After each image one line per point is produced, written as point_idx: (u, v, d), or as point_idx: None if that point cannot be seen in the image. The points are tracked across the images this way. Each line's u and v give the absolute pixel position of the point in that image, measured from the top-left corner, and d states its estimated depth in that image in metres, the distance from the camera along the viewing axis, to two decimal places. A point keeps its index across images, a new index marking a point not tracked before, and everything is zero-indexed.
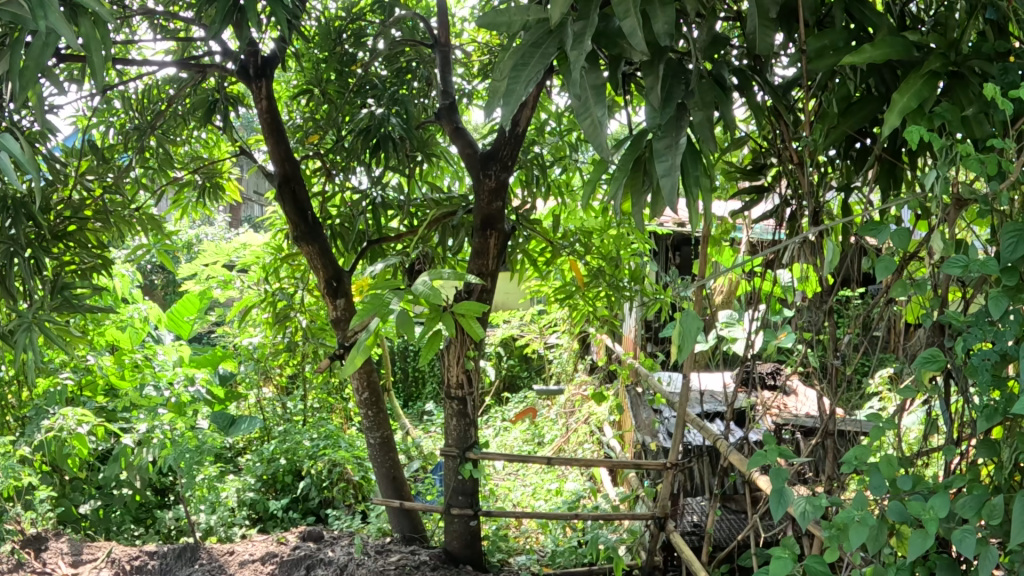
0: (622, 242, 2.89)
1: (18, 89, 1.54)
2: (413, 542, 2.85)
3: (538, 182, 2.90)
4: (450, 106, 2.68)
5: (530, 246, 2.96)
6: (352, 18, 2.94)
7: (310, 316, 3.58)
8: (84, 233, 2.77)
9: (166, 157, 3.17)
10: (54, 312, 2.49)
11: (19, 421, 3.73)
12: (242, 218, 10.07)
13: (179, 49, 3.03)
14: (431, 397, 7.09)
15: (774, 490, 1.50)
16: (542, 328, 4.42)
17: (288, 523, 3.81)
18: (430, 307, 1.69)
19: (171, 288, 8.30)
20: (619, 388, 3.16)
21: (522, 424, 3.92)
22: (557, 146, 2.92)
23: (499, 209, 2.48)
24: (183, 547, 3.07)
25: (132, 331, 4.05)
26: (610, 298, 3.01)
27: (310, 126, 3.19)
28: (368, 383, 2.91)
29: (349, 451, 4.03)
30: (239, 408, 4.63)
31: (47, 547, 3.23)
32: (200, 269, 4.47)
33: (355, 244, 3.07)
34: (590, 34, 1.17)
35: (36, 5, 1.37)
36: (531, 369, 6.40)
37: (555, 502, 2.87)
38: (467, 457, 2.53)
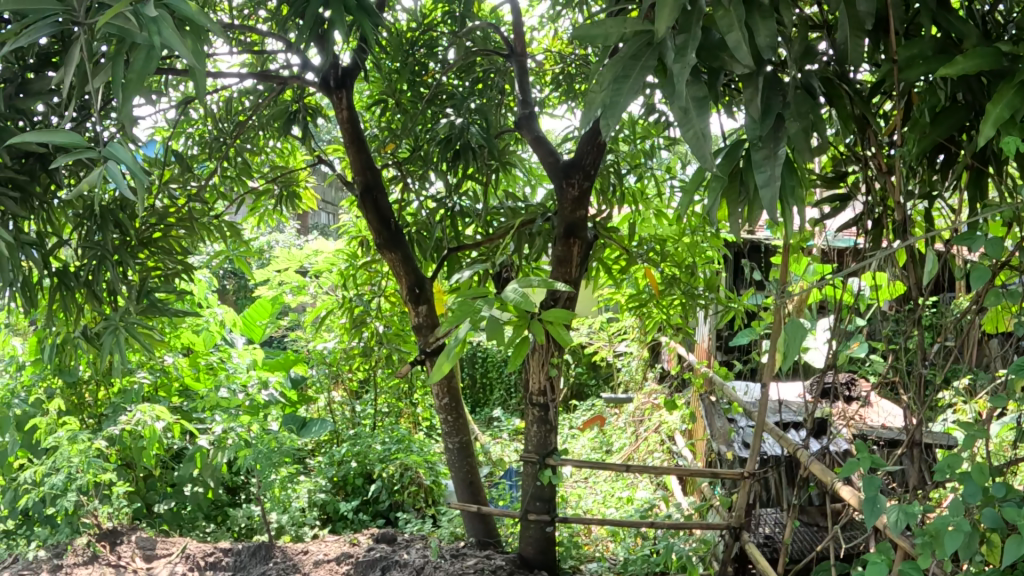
0: (697, 250, 2.89)
1: (124, 100, 1.57)
2: (487, 546, 2.88)
3: (613, 190, 2.94)
4: (529, 115, 2.77)
5: (604, 254, 2.99)
6: (424, 30, 3.02)
7: (385, 322, 3.68)
8: (168, 239, 2.86)
9: (244, 165, 3.28)
10: (141, 316, 2.59)
11: (97, 420, 3.87)
12: (312, 226, 10.32)
13: (256, 62, 3.14)
14: (498, 403, 7.15)
15: (866, 498, 1.49)
16: (611, 336, 4.46)
17: (358, 524, 3.86)
18: (519, 314, 1.75)
19: (242, 292, 8.53)
20: (693, 397, 3.08)
21: (591, 431, 3.92)
22: (632, 154, 2.95)
23: (580, 217, 2.57)
24: (257, 546, 3.12)
25: (207, 334, 4.17)
26: (684, 305, 3.02)
27: (385, 136, 3.30)
28: (449, 389, 2.95)
29: (422, 454, 4.09)
30: (308, 411, 4.77)
31: (122, 541, 3.33)
32: (273, 274, 4.63)
33: (433, 252, 3.18)
34: (694, 46, 1.21)
35: (149, 21, 1.41)
36: (599, 377, 6.42)
37: (628, 510, 2.86)
38: (548, 463, 2.56)
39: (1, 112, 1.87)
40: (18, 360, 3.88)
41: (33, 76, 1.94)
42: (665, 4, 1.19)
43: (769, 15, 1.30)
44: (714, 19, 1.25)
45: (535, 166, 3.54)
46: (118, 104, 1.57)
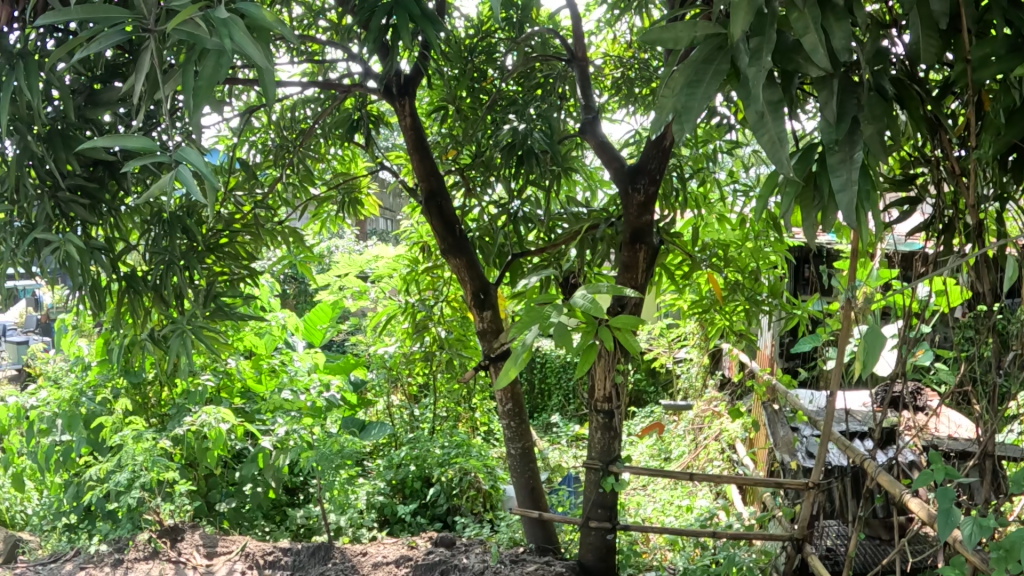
0: (760, 255, 2.88)
1: (195, 106, 1.57)
2: (547, 553, 2.88)
3: (677, 194, 2.92)
4: (592, 120, 2.86)
5: (667, 259, 3.00)
6: (483, 37, 3.08)
7: (448, 327, 3.75)
8: (234, 245, 2.94)
9: (306, 173, 3.37)
10: (208, 319, 2.68)
11: (160, 421, 4.01)
12: (369, 233, 10.52)
13: (318, 71, 3.22)
14: (556, 409, 7.14)
15: (940, 510, 1.45)
16: (671, 341, 4.43)
17: (415, 527, 3.87)
18: (587, 321, 1.77)
19: (303, 298, 8.72)
20: (755, 404, 3.03)
21: (650, 438, 3.89)
22: (695, 157, 2.93)
23: (647, 223, 2.65)
24: (317, 546, 3.15)
25: (269, 338, 4.25)
26: (746, 311, 3.00)
27: (447, 142, 3.38)
28: (513, 395, 2.96)
29: (481, 459, 4.10)
30: (367, 415, 4.86)
31: (183, 538, 3.34)
32: (334, 279, 4.72)
33: (497, 257, 3.25)
34: (770, 50, 1.22)
35: (218, 24, 1.45)
36: (658, 384, 6.37)
37: (687, 518, 2.83)
38: (610, 471, 2.57)
39: (73, 122, 2.00)
40: (84, 361, 4.06)
41: (102, 87, 2.05)
42: (741, 9, 1.20)
43: (842, 16, 1.31)
44: (788, 21, 1.26)
45: (595, 171, 3.54)
46: (189, 110, 1.58)
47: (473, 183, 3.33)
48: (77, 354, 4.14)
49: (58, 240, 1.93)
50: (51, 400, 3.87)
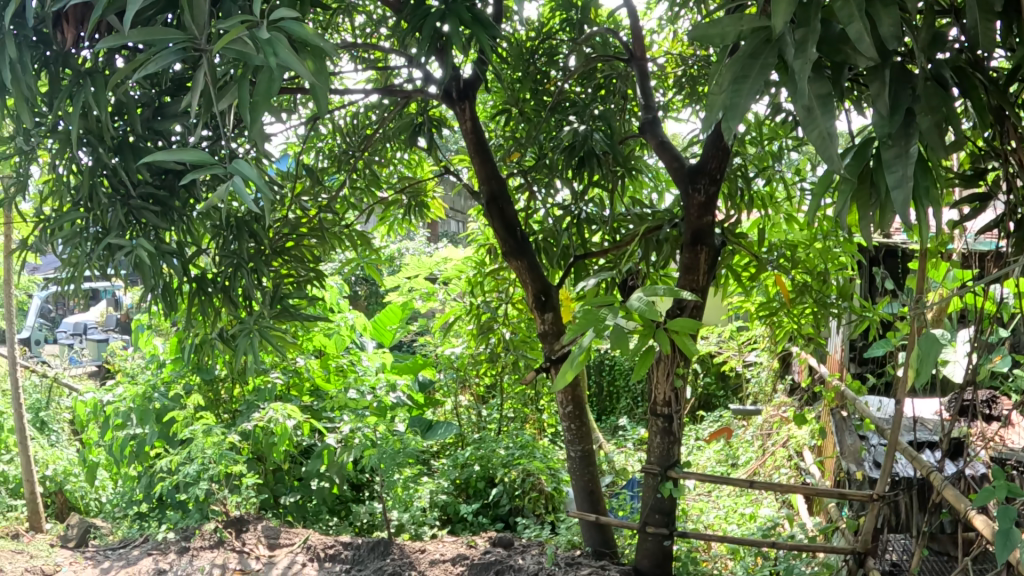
0: (829, 256, 2.75)
1: (252, 118, 1.64)
2: (603, 557, 2.84)
3: (742, 194, 2.81)
4: (652, 120, 2.77)
5: (734, 260, 2.90)
6: (544, 38, 3.07)
7: (513, 328, 3.76)
8: (300, 249, 3.03)
9: (372, 177, 3.45)
10: (275, 319, 2.76)
11: (232, 416, 4.19)
12: (440, 235, 10.72)
13: (381, 78, 3.29)
14: (624, 411, 7.10)
15: (999, 531, 1.35)
16: (740, 344, 4.32)
17: (476, 527, 3.93)
18: (644, 323, 1.74)
19: (375, 297, 8.93)
20: (822, 411, 2.92)
21: (717, 444, 3.79)
22: (760, 155, 2.83)
23: (708, 223, 2.56)
24: (376, 541, 3.21)
25: (338, 338, 4.38)
26: (816, 314, 2.88)
27: (510, 145, 3.38)
28: (573, 397, 2.93)
29: (544, 461, 4.09)
30: (435, 414, 4.95)
31: (247, 529, 3.53)
32: (403, 281, 4.82)
33: (560, 259, 3.20)
34: (814, 40, 1.17)
35: (262, 43, 1.48)
36: (728, 388, 6.25)
37: (749, 527, 2.75)
38: (670, 476, 2.51)
39: (142, 133, 2.08)
40: (159, 359, 4.27)
41: (168, 99, 2.12)
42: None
43: (891, 2, 1.25)
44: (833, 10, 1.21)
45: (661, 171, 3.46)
46: (244, 126, 1.66)
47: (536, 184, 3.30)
48: (152, 352, 4.34)
49: (131, 245, 2.03)
50: (126, 396, 4.15)
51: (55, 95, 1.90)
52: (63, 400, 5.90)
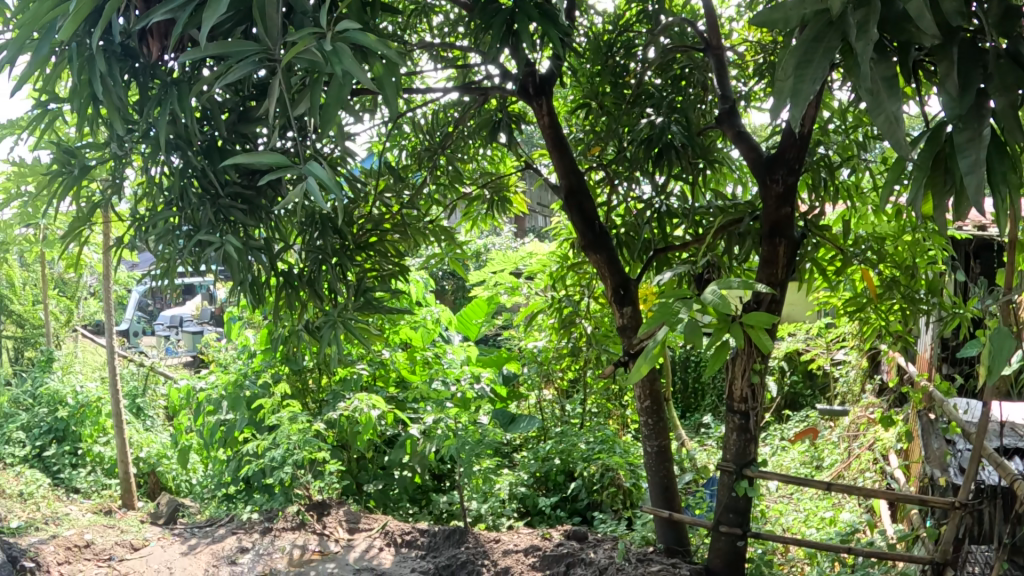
0: (920, 249, 2.61)
1: (325, 122, 1.62)
2: (676, 555, 2.81)
3: (827, 185, 2.65)
4: (730, 111, 2.56)
5: (817, 254, 2.74)
6: (620, 29, 2.95)
7: (595, 323, 3.74)
8: (384, 244, 3.06)
9: (455, 174, 3.49)
10: (358, 311, 2.79)
11: (320, 404, 4.40)
12: (527, 230, 10.80)
13: (461, 76, 3.33)
14: (709, 409, 6.97)
15: None
16: (829, 342, 4.16)
17: (554, 520, 3.96)
18: (718, 316, 1.67)
19: (461, 292, 9.10)
20: (910, 413, 2.80)
21: (801, 444, 3.68)
22: (845, 145, 2.69)
23: (787, 214, 2.33)
24: (452, 530, 3.27)
25: (424, 331, 4.51)
26: (905, 311, 2.73)
27: (592, 139, 3.23)
28: (651, 391, 2.88)
29: (623, 457, 4.06)
30: (520, 408, 5.02)
31: (329, 512, 3.70)
32: (488, 275, 4.90)
33: (641, 253, 3.05)
34: (875, 22, 1.08)
35: (331, 54, 1.47)
36: (815, 387, 6.06)
37: (827, 531, 2.66)
38: (745, 475, 2.40)
39: (227, 137, 2.12)
40: (250, 350, 4.58)
41: (252, 104, 2.16)
42: None
43: None
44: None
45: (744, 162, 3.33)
46: (319, 128, 1.63)
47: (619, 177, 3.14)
48: (244, 343, 4.65)
49: (220, 240, 2.06)
50: (218, 384, 4.44)
51: (145, 104, 2.01)
52: (159, 387, 6.45)
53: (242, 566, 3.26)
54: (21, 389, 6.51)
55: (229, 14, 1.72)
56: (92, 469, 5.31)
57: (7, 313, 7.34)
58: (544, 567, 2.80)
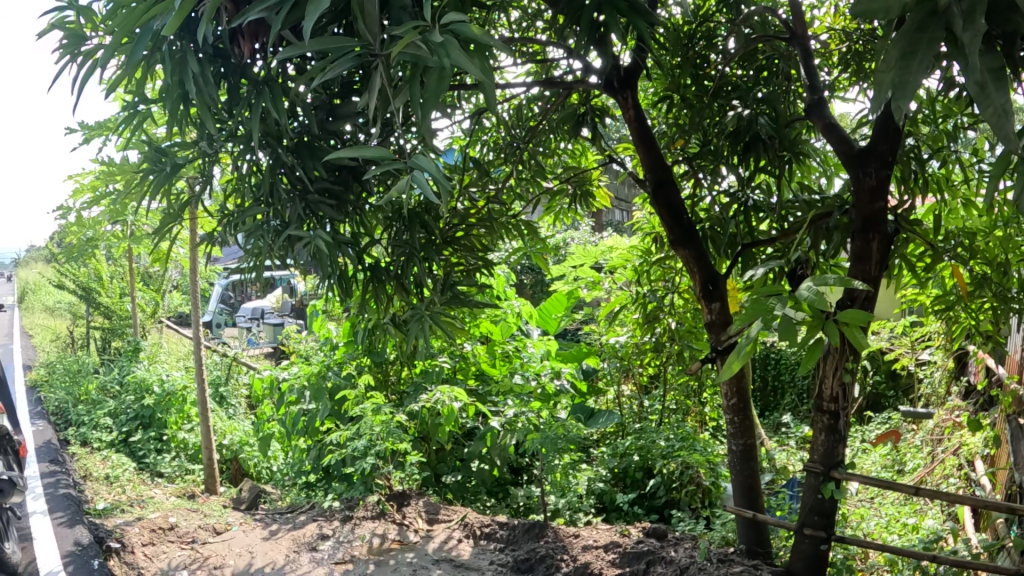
0: (1011, 244, 2.50)
1: (424, 119, 1.53)
2: (756, 557, 2.67)
3: (916, 178, 2.55)
4: (818, 102, 2.45)
5: (905, 249, 2.63)
6: (702, 19, 2.86)
7: (678, 318, 3.69)
8: (472, 238, 2.92)
9: (539, 167, 3.39)
10: (445, 306, 2.63)
11: (401, 396, 4.49)
12: (603, 225, 10.83)
13: (540, 70, 3.32)
14: (788, 408, 6.86)
15: None
16: (914, 341, 4.03)
17: (632, 517, 3.96)
18: (811, 314, 1.60)
19: (539, 287, 9.13)
20: (999, 418, 2.67)
21: (884, 447, 3.57)
22: (933, 136, 2.59)
23: (881, 210, 2.19)
24: (532, 523, 3.29)
25: (505, 325, 4.54)
26: (996, 309, 2.62)
27: (675, 132, 3.14)
28: (738, 387, 2.67)
29: (704, 454, 3.99)
30: (599, 403, 5.05)
31: (409, 502, 3.75)
32: (568, 269, 4.90)
33: (726, 249, 2.85)
34: (985, 10, 1.02)
35: (437, 45, 1.41)
36: (898, 388, 5.91)
37: (910, 538, 2.56)
38: (832, 477, 2.27)
39: (318, 134, 2.14)
40: (333, 342, 4.72)
41: (338, 102, 2.17)
42: None
43: None
44: None
45: (830, 155, 3.21)
46: (419, 125, 1.53)
47: (704, 172, 2.96)
48: (327, 335, 4.79)
49: (310, 236, 2.06)
50: (301, 374, 4.57)
51: (236, 103, 2.06)
52: (241, 376, 6.71)
53: (323, 552, 3.34)
54: (111, 377, 6.82)
55: (326, 12, 1.69)
56: (176, 455, 5.50)
57: (99, 304, 7.71)
58: (625, 564, 2.77)
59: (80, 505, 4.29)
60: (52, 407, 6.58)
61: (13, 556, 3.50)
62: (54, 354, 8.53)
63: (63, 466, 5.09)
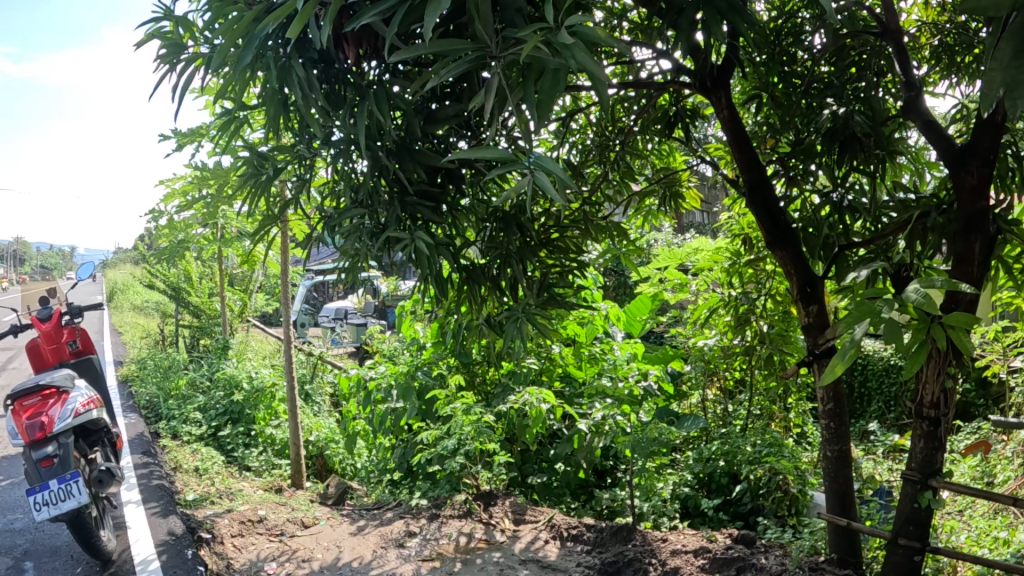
0: None
1: (538, 120, 1.57)
2: (848, 567, 2.58)
3: (1015, 177, 2.47)
4: (914, 99, 2.37)
5: (1001, 251, 2.54)
6: (790, 15, 2.80)
7: (770, 321, 3.62)
8: (566, 240, 2.87)
9: (628, 168, 3.37)
10: (542, 308, 2.60)
11: (489, 397, 4.55)
12: (680, 226, 10.77)
13: (627, 70, 3.31)
14: (874, 415, 6.75)
15: None
16: (1007, 347, 3.90)
17: (716, 523, 3.95)
18: (917, 317, 1.56)
19: (621, 288, 9.14)
20: None
21: (975, 457, 3.47)
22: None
23: (985, 210, 2.08)
24: (620, 526, 3.29)
25: (591, 327, 4.55)
26: None
27: (766, 132, 3.08)
28: (834, 392, 2.57)
29: (793, 461, 3.91)
30: (682, 406, 5.01)
31: (496, 502, 3.82)
32: (653, 271, 4.87)
33: (821, 252, 2.72)
34: None
35: (559, 47, 1.44)
36: (990, 397, 5.74)
37: (1004, 552, 2.46)
38: (930, 486, 2.20)
39: (417, 137, 2.18)
40: (420, 342, 4.83)
41: (437, 106, 2.20)
42: None
43: None
44: None
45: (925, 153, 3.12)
46: (535, 125, 1.58)
47: (795, 171, 2.87)
48: (414, 336, 4.94)
49: (410, 237, 2.12)
50: (388, 374, 4.68)
51: (337, 107, 2.10)
52: (325, 375, 6.90)
53: (410, 549, 3.40)
54: (200, 373, 7.08)
55: (446, 13, 1.74)
56: (264, 448, 5.55)
57: (188, 303, 8.02)
58: (715, 570, 2.76)
59: (172, 496, 4.50)
60: (143, 401, 6.87)
61: (107, 544, 3.79)
62: (144, 351, 8.91)
63: (155, 459, 5.32)
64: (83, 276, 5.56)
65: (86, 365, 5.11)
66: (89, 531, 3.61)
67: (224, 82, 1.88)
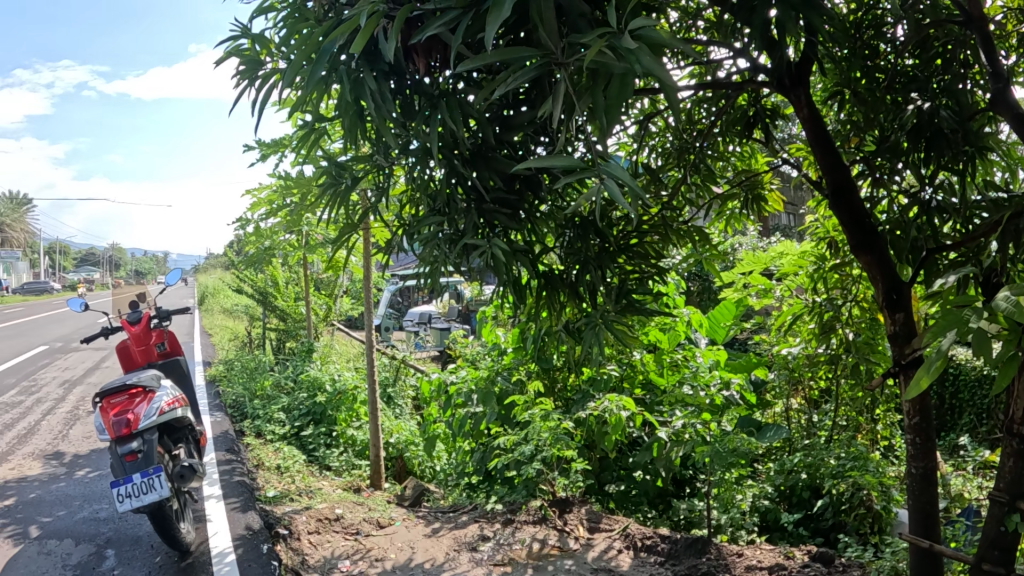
0: None
1: (607, 125, 1.54)
2: None
3: None
4: (1002, 91, 2.21)
5: None
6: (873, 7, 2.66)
7: (856, 329, 3.45)
8: (643, 246, 2.78)
9: (709, 171, 3.27)
10: (620, 314, 2.50)
11: (568, 403, 4.52)
12: (764, 230, 10.54)
13: (705, 70, 3.21)
14: (965, 429, 6.44)
15: None
16: None
17: (796, 539, 3.82)
18: (1008, 327, 1.44)
19: (707, 294, 8.98)
20: None
21: None
22: None
23: None
24: (695, 539, 3.22)
25: (672, 333, 4.45)
26: None
27: (852, 130, 2.93)
28: (920, 406, 2.41)
29: (877, 476, 3.71)
30: (765, 415, 4.86)
31: (571, 510, 3.80)
32: (737, 276, 4.73)
33: (907, 255, 2.58)
34: None
35: (625, 52, 1.41)
36: None
37: None
38: (1018, 509, 2.03)
39: (493, 145, 2.21)
40: (500, 347, 4.86)
41: (512, 113, 2.22)
42: None
43: None
44: None
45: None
46: (603, 131, 1.54)
47: (881, 171, 2.70)
48: (495, 342, 4.98)
49: (485, 244, 2.12)
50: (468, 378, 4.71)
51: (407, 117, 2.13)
52: (409, 378, 7.07)
53: (482, 553, 3.43)
54: (286, 375, 7.36)
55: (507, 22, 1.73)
56: (345, 448, 5.73)
57: (276, 307, 8.37)
58: None
59: (253, 492, 4.69)
60: (231, 400, 7.19)
61: (185, 536, 3.93)
62: (235, 352, 9.34)
63: (239, 457, 5.55)
64: (174, 282, 5.86)
65: (173, 366, 5.36)
66: (170, 523, 3.76)
67: (296, 95, 1.94)
